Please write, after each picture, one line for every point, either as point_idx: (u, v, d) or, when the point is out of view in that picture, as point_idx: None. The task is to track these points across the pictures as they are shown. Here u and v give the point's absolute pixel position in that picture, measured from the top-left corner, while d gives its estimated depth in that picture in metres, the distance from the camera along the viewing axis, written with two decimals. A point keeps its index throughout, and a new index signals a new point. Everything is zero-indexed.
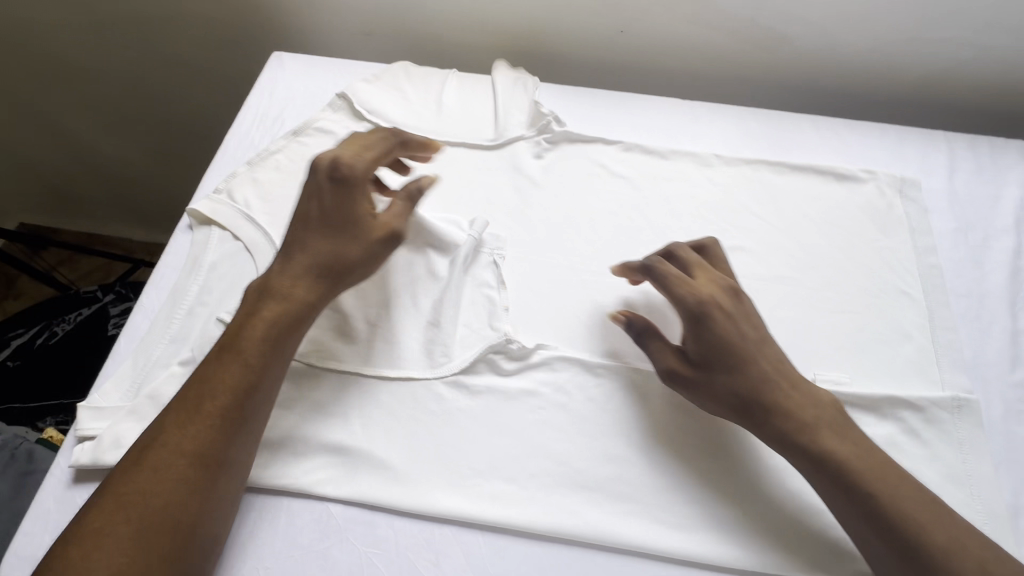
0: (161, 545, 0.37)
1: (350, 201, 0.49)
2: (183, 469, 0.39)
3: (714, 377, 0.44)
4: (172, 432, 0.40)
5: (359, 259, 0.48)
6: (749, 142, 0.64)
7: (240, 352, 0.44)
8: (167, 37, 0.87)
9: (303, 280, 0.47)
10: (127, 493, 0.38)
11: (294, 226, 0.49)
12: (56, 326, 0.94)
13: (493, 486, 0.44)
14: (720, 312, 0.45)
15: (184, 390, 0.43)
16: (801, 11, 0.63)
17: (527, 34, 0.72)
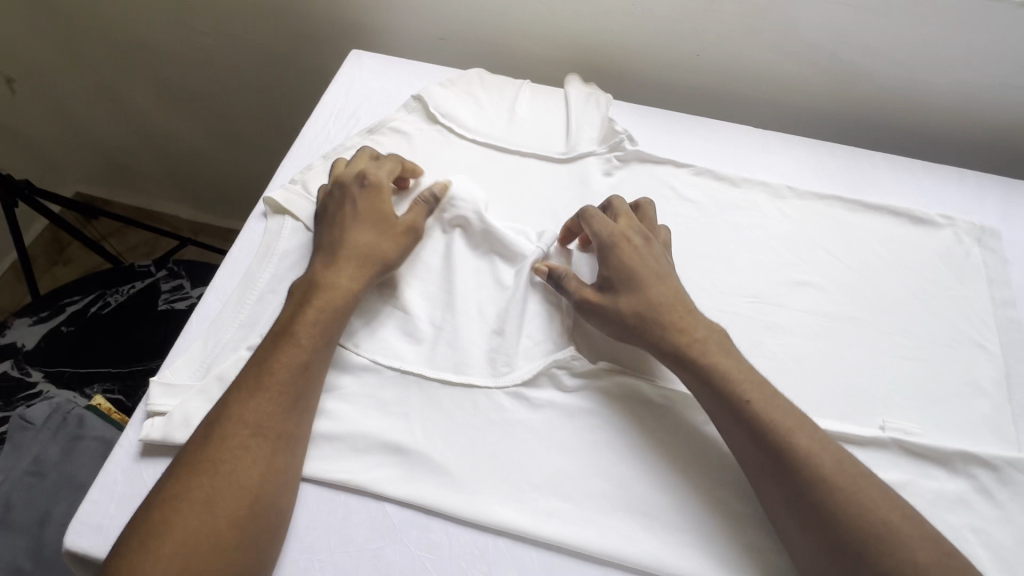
0: (229, 519, 0.37)
1: (381, 198, 0.53)
2: (246, 444, 0.40)
3: (617, 298, 0.48)
4: (236, 407, 0.41)
5: (375, 234, 0.51)
6: (822, 176, 0.63)
7: (293, 331, 0.45)
8: (243, 28, 0.89)
9: (349, 270, 0.49)
10: (198, 465, 0.39)
11: (326, 218, 0.52)
12: (110, 296, 0.97)
13: (549, 503, 0.44)
14: (628, 245, 0.50)
15: (244, 369, 0.44)
16: (886, 48, 0.62)
17: (601, 51, 0.72)
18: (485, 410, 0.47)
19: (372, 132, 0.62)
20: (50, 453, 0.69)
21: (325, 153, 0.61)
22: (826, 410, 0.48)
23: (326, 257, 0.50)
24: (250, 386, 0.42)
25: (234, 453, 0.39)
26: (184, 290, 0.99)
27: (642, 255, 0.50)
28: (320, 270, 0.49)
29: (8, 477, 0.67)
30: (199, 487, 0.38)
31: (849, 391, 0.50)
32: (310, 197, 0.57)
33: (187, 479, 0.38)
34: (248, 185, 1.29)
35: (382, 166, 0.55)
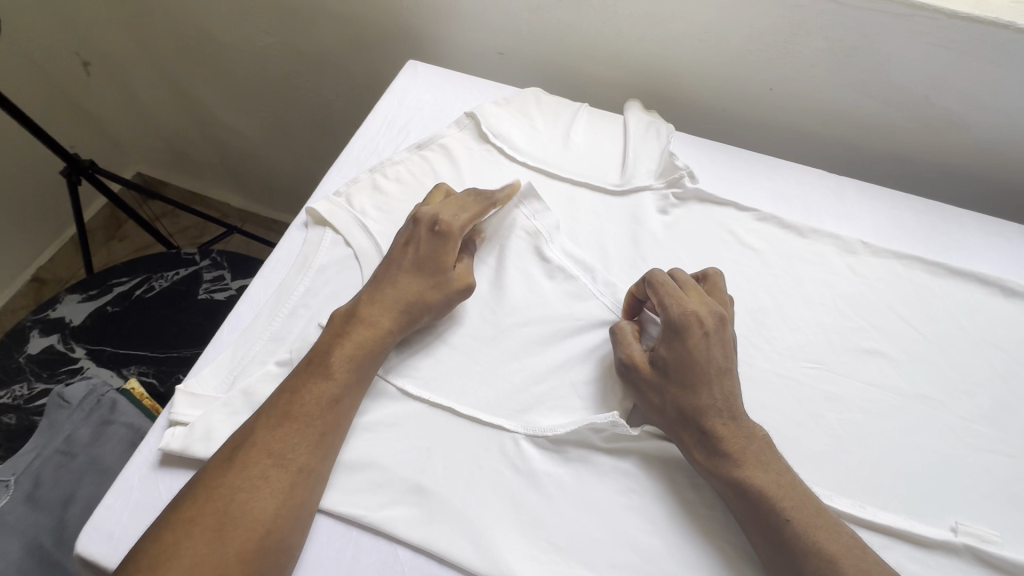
0: (239, 553, 0.36)
1: (445, 249, 0.49)
2: (266, 474, 0.39)
3: (667, 386, 0.44)
4: (262, 433, 0.41)
5: (422, 287, 0.48)
6: (901, 233, 0.57)
7: (327, 363, 0.44)
8: (306, 30, 0.90)
9: (391, 312, 0.47)
10: (217, 489, 0.38)
11: (391, 253, 0.50)
12: (155, 281, 0.99)
13: (570, 569, 0.41)
14: (699, 332, 0.44)
15: (275, 395, 0.43)
16: (990, 97, 0.56)
17: (667, 78, 0.68)
18: (511, 458, 0.44)
19: (420, 148, 0.61)
20: (81, 434, 0.71)
21: (372, 166, 0.59)
22: (888, 501, 0.43)
23: (371, 293, 0.48)
24: (277, 415, 0.42)
25: (254, 482, 0.39)
26: (224, 281, 1.00)
27: (710, 344, 0.44)
28: (364, 305, 0.47)
29: (40, 453, 0.69)
30: (212, 513, 0.37)
31: (918, 483, 0.44)
32: (352, 211, 0.56)
33: (206, 502, 0.38)
34: (297, 180, 1.31)
35: (461, 213, 0.51)
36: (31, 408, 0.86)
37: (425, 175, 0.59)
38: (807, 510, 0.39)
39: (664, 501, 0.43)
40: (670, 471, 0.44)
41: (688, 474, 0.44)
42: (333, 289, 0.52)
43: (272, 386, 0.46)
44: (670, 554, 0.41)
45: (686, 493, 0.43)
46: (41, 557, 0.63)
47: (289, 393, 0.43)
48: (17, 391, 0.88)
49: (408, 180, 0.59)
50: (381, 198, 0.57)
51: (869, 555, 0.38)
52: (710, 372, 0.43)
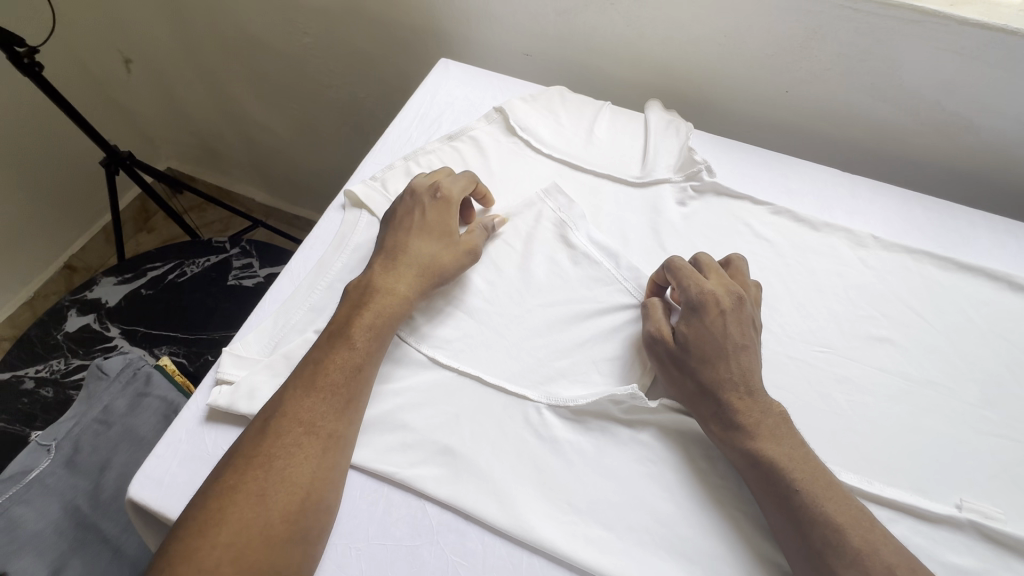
0: (281, 514, 0.39)
1: (449, 213, 0.53)
2: (299, 440, 0.42)
3: (687, 360, 0.46)
4: (291, 403, 0.43)
5: (434, 249, 0.52)
6: (912, 229, 0.59)
7: (347, 334, 0.47)
8: (340, 32, 0.95)
9: (407, 280, 0.50)
10: (256, 457, 0.41)
11: (392, 224, 0.54)
12: (187, 266, 1.03)
13: (589, 529, 0.43)
14: (716, 309, 0.47)
15: (301, 367, 0.46)
16: (999, 102, 0.59)
17: (686, 79, 0.71)
18: (534, 425, 0.47)
19: (451, 139, 0.64)
20: (118, 405, 0.74)
21: (405, 155, 0.63)
22: (896, 479, 0.45)
23: (385, 262, 0.51)
24: (303, 382, 0.44)
25: (290, 448, 0.41)
26: (253, 268, 1.03)
27: (727, 322, 0.47)
28: (378, 276, 0.50)
29: (79, 422, 0.72)
30: (254, 479, 0.40)
31: (924, 461, 0.46)
32: (387, 195, 0.59)
33: (247, 470, 0.40)
34: (321, 176, 1.35)
35: (456, 180, 0.56)
36: (68, 382, 0.90)
37: (455, 164, 0.62)
38: (821, 483, 0.41)
39: (679, 470, 0.45)
40: (685, 443, 0.46)
41: (703, 446, 0.46)
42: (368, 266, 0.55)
43: None
44: (685, 519, 0.43)
45: (701, 463, 0.46)
46: (78, 518, 0.66)
47: (313, 364, 0.46)
48: (55, 366, 0.92)
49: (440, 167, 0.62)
50: None
51: (877, 528, 0.40)
52: (727, 346, 0.46)
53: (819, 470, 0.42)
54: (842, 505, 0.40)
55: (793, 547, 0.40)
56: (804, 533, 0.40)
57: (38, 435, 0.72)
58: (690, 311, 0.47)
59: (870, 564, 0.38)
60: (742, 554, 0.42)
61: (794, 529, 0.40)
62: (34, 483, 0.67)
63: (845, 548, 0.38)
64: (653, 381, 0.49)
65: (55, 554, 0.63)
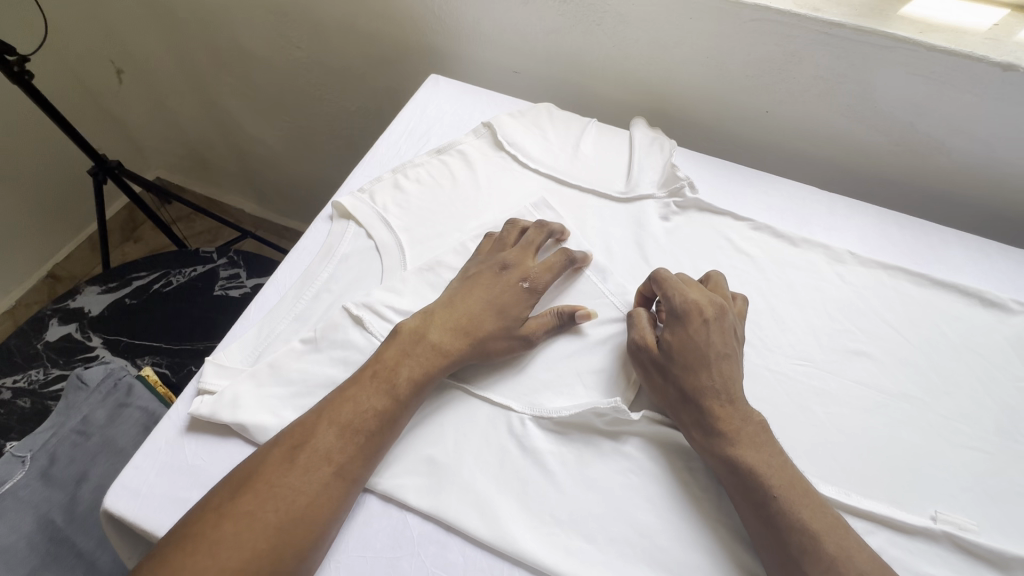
0: (293, 551, 0.39)
1: (526, 305, 0.52)
2: (325, 480, 0.41)
3: (670, 368, 0.47)
4: (325, 439, 0.42)
5: (504, 333, 0.50)
6: (887, 246, 0.61)
7: (393, 380, 0.46)
8: (333, 47, 0.96)
9: (459, 339, 0.49)
10: (279, 487, 0.40)
11: (472, 285, 0.52)
12: (173, 276, 1.03)
13: (570, 541, 0.43)
14: (698, 318, 0.48)
15: (338, 401, 0.44)
16: (968, 125, 0.61)
17: (670, 98, 0.73)
18: (516, 435, 0.47)
19: (440, 153, 0.65)
20: (98, 416, 0.73)
21: (394, 168, 0.64)
22: (873, 490, 0.46)
23: (445, 315, 0.50)
24: (341, 424, 0.43)
25: (315, 486, 0.41)
26: (240, 278, 1.03)
27: (710, 331, 0.47)
28: (433, 327, 0.49)
29: (56, 433, 0.71)
30: (273, 510, 0.39)
31: (900, 474, 0.47)
32: (375, 207, 0.60)
33: (266, 498, 0.40)
34: (312, 188, 1.36)
35: (544, 268, 0.54)
36: (46, 393, 0.88)
37: (442, 177, 0.63)
38: (800, 491, 0.42)
39: (661, 481, 0.46)
40: (667, 454, 0.47)
41: (684, 458, 0.47)
42: (354, 275, 0.55)
43: (296, 361, 0.49)
44: (666, 531, 0.44)
45: (682, 474, 0.46)
46: (52, 532, 0.65)
47: (351, 400, 0.45)
48: (34, 376, 0.90)
49: (428, 181, 0.63)
50: (402, 196, 0.61)
51: (852, 535, 0.40)
52: (711, 355, 0.47)
53: (795, 478, 0.42)
54: (816, 512, 0.41)
55: (771, 556, 0.41)
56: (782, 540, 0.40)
57: (13, 445, 0.71)
58: (674, 317, 0.49)
59: (843, 570, 0.38)
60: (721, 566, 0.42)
61: (773, 538, 0.40)
62: (8, 495, 0.66)
63: (820, 555, 0.39)
64: (636, 391, 0.50)
65: None
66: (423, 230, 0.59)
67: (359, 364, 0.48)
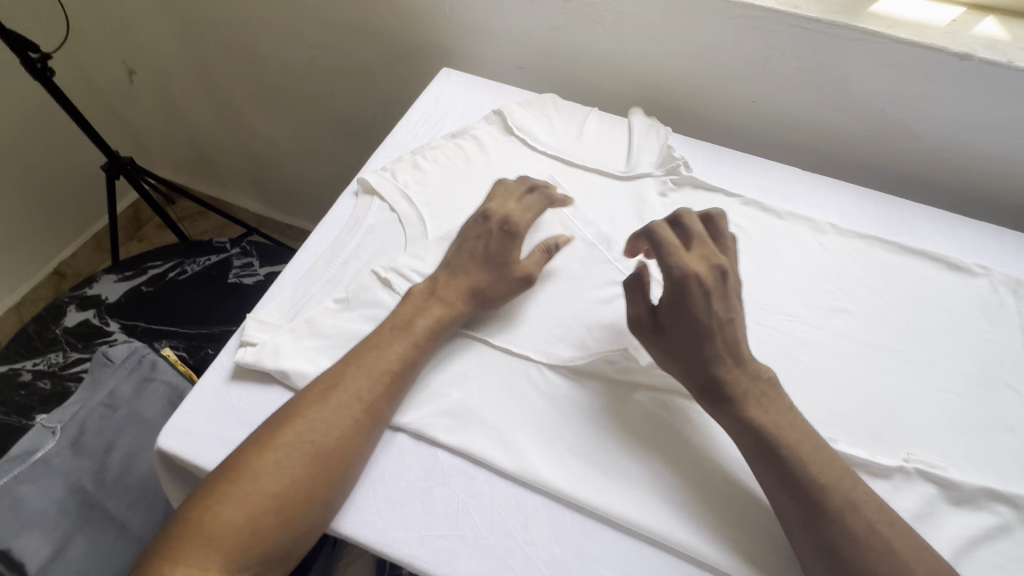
0: (325, 478, 0.44)
1: (514, 247, 0.57)
2: (354, 415, 0.46)
3: (670, 340, 0.49)
4: (350, 381, 0.47)
5: (492, 276, 0.55)
6: (863, 219, 0.67)
7: (410, 331, 0.51)
8: (345, 45, 1.02)
9: (466, 293, 0.54)
10: (311, 422, 0.45)
11: (464, 244, 0.57)
12: (188, 265, 1.06)
13: (585, 470, 0.48)
14: (698, 291, 0.48)
15: (364, 348, 0.50)
16: (933, 110, 0.68)
17: (665, 90, 0.80)
18: (534, 380, 0.52)
19: (454, 137, 0.70)
20: (124, 389, 0.75)
21: (412, 150, 0.69)
22: (854, 427, 0.51)
23: (450, 274, 0.55)
24: (365, 367, 0.48)
25: (344, 421, 0.46)
26: (253, 267, 1.07)
27: (709, 301, 0.49)
28: (444, 285, 0.54)
29: (84, 406, 0.73)
30: (307, 441, 0.44)
31: (879, 413, 0.52)
32: (396, 184, 0.65)
33: (302, 432, 0.45)
34: (317, 185, 1.40)
35: (524, 214, 0.59)
36: (67, 375, 0.91)
37: (458, 158, 0.68)
38: (781, 420, 0.46)
39: (665, 420, 0.50)
40: (671, 398, 0.52)
41: (686, 401, 0.52)
42: (380, 244, 0.60)
43: (330, 318, 0.54)
44: (671, 462, 0.48)
45: (684, 413, 0.51)
46: (83, 497, 0.67)
47: (374, 348, 0.50)
48: (53, 359, 0.93)
49: (444, 161, 0.68)
50: (421, 175, 0.66)
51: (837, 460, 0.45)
52: (711, 323, 0.48)
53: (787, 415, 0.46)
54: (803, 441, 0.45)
55: (765, 482, 0.45)
56: (776, 471, 0.44)
57: (43, 419, 0.74)
58: (674, 291, 0.49)
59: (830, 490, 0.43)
60: (720, 495, 0.47)
61: (761, 468, 0.45)
62: (41, 463, 0.68)
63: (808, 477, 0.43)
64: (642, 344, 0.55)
65: (58, 532, 0.64)
66: (441, 204, 0.64)
67: (381, 320, 0.53)
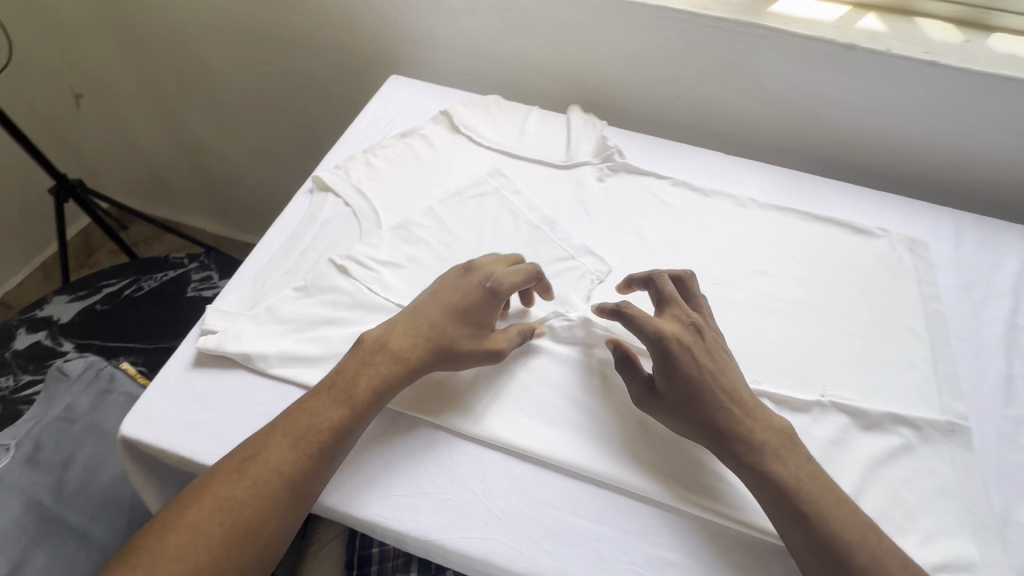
0: (236, 563, 0.40)
1: (491, 313, 0.53)
2: (273, 490, 0.43)
3: (672, 406, 0.49)
4: (278, 451, 0.44)
5: (462, 338, 0.52)
6: (780, 194, 0.74)
7: (352, 392, 0.48)
8: (296, 60, 1.05)
9: (419, 347, 0.51)
10: (227, 498, 0.41)
11: (436, 293, 0.54)
12: (144, 281, 1.05)
13: (536, 425, 0.51)
14: (681, 349, 0.49)
15: (296, 412, 0.46)
16: (832, 96, 0.76)
17: (600, 89, 0.86)
18: None
19: (404, 136, 0.75)
20: (81, 403, 0.73)
21: (365, 150, 0.73)
22: (778, 372, 0.57)
23: (404, 324, 0.52)
24: (293, 436, 0.45)
25: (263, 498, 0.42)
26: (212, 280, 1.07)
27: (694, 358, 0.49)
28: (393, 338, 0.51)
29: (41, 421, 0.71)
30: (219, 522, 0.40)
31: (798, 358, 0.58)
32: (350, 180, 0.68)
33: (215, 509, 0.41)
34: (275, 200, 1.41)
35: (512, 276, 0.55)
36: (18, 397, 0.89)
37: (409, 155, 0.73)
38: (758, 451, 0.46)
39: (610, 377, 0.55)
40: None
41: None
42: (336, 235, 0.63)
43: (290, 305, 0.56)
44: (616, 413, 0.52)
45: None
46: (40, 512, 0.65)
47: (310, 413, 0.46)
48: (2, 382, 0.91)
49: (396, 158, 0.72)
50: (373, 171, 0.70)
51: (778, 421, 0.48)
52: (705, 377, 0.49)
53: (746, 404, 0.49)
54: (763, 430, 0.47)
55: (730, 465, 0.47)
56: (768, 492, 0.45)
57: None
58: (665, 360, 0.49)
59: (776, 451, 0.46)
60: (648, 446, 0.51)
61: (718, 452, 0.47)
62: None
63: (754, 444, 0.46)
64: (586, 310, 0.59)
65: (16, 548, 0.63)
66: (394, 197, 0.67)
67: (322, 379, 0.50)
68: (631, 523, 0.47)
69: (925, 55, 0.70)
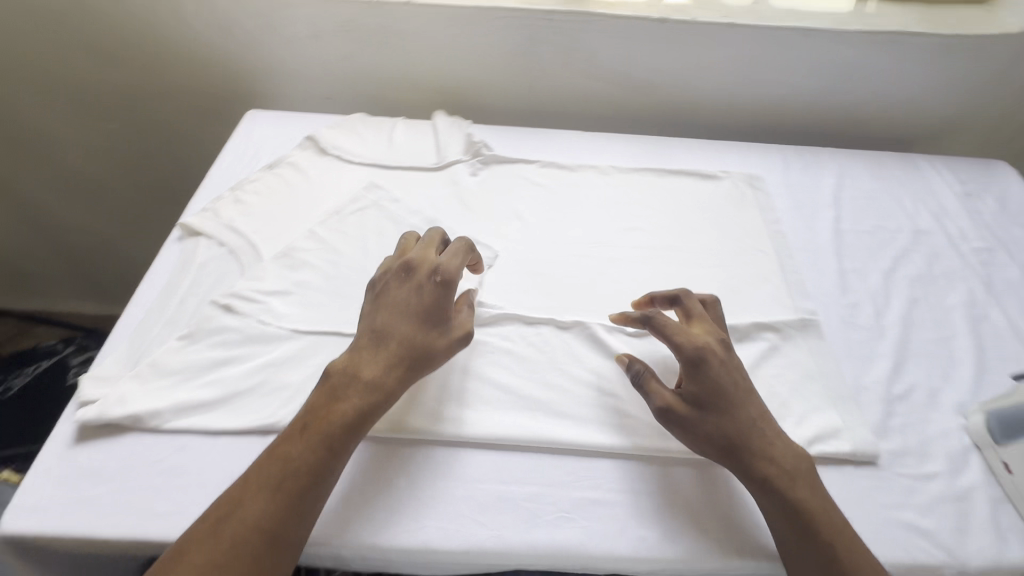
0: None
1: (448, 300, 0.54)
2: (250, 551, 0.41)
3: (704, 417, 0.49)
4: (253, 505, 0.42)
5: (430, 333, 0.52)
6: (636, 157, 0.82)
7: (328, 428, 0.46)
8: (144, 112, 1.00)
9: (391, 369, 0.50)
10: (204, 563, 0.40)
11: (388, 301, 0.53)
12: (12, 379, 0.95)
13: (450, 410, 0.53)
14: (716, 360, 0.51)
15: (257, 468, 0.44)
16: (661, 65, 0.85)
17: (459, 92, 0.90)
18: None
19: (271, 167, 0.74)
20: None
21: (232, 187, 0.71)
22: None
23: (373, 344, 0.51)
24: (258, 495, 0.43)
25: (243, 557, 0.41)
26: None
27: (727, 370, 0.51)
28: (365, 365, 0.50)
29: None
30: None
31: None
32: (220, 220, 0.67)
33: (193, 575, 0.39)
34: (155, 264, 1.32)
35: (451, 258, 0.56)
36: None
37: (280, 185, 0.72)
38: (790, 476, 0.47)
39: (513, 350, 0.58)
40: (513, 332, 0.59)
41: (526, 331, 0.59)
42: (215, 276, 0.61)
43: (176, 354, 0.54)
44: (523, 381, 0.56)
45: (527, 341, 0.59)
46: None
47: (285, 459, 0.45)
48: None
49: (266, 190, 0.71)
50: (244, 206, 0.69)
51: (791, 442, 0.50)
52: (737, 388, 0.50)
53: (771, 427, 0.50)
54: (791, 458, 0.48)
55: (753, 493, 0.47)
56: (789, 518, 0.45)
57: None
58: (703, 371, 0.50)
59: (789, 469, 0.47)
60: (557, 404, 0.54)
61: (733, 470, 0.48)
62: None
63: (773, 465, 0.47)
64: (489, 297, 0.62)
65: None
66: (271, 227, 0.67)
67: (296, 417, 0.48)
68: (556, 476, 0.51)
69: (723, 18, 0.80)
